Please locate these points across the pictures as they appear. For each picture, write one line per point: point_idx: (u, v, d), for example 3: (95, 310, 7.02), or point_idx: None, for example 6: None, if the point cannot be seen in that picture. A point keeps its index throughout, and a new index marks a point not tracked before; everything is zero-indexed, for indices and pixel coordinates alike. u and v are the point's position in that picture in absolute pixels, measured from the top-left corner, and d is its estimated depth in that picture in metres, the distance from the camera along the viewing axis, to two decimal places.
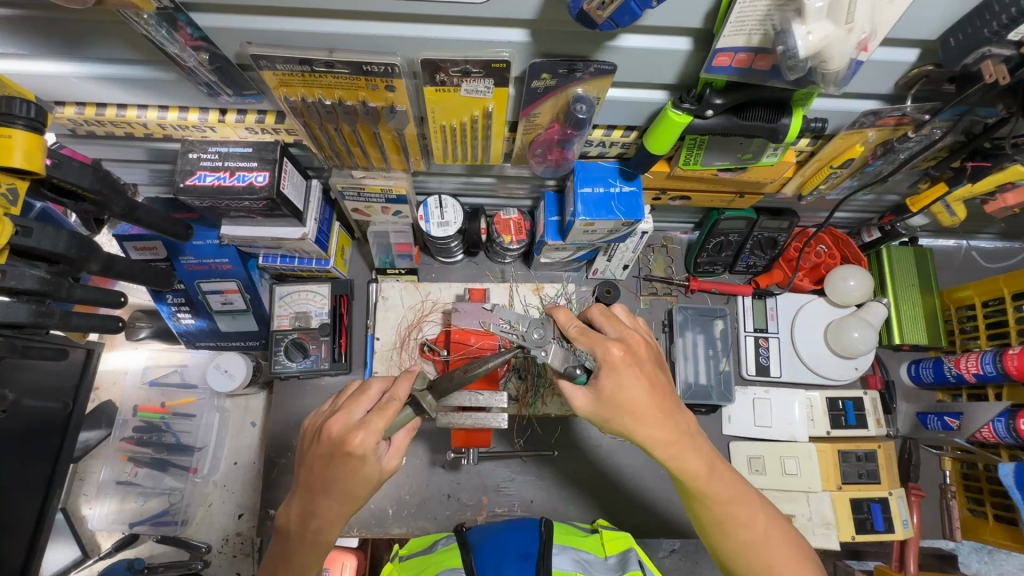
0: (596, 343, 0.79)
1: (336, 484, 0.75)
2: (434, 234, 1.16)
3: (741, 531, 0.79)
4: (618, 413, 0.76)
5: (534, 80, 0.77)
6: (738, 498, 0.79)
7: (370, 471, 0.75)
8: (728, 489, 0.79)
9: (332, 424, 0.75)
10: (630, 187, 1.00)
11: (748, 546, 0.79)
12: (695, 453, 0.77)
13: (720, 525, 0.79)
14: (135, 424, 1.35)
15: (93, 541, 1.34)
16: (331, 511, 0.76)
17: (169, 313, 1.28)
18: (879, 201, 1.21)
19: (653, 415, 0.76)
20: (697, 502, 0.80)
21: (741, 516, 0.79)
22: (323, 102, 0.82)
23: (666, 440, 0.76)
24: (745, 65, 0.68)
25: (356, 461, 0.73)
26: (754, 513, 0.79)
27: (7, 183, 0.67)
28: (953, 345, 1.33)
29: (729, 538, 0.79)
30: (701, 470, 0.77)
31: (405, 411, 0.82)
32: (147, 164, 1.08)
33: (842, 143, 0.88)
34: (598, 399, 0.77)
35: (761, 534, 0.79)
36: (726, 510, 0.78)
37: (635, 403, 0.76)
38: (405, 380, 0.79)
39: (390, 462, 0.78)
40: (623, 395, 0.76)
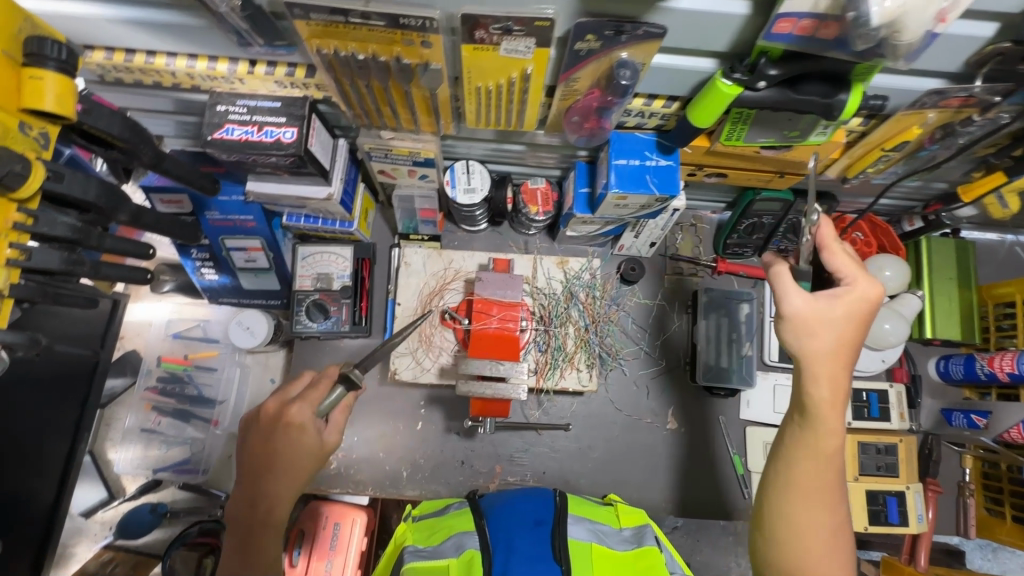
0: (858, 271, 0.73)
1: (292, 464, 0.82)
2: (459, 201, 1.15)
3: (818, 510, 0.72)
4: (817, 331, 0.72)
5: (577, 41, 0.73)
6: (834, 496, 0.73)
7: (307, 442, 0.82)
8: (822, 477, 0.73)
9: (295, 411, 0.83)
10: (666, 161, 0.96)
11: (804, 522, 0.72)
12: (839, 436, 0.72)
13: (806, 491, 0.73)
14: (158, 374, 1.38)
15: (118, 483, 1.38)
16: (279, 488, 0.82)
17: (193, 268, 1.29)
18: (926, 188, 1.16)
19: (828, 370, 0.72)
20: (798, 462, 0.74)
21: (833, 498, 0.73)
22: (356, 56, 0.79)
23: (826, 399, 0.72)
24: (807, 33, 0.64)
25: (295, 431, 0.82)
26: (836, 510, 0.72)
27: (38, 127, 0.66)
28: (987, 342, 1.28)
29: (801, 505, 0.73)
30: (827, 452, 0.72)
31: (336, 389, 0.85)
32: (173, 115, 1.06)
33: (897, 126, 0.84)
34: (823, 309, 0.71)
35: (829, 528, 0.72)
36: (813, 492, 0.73)
37: (831, 337, 0.72)
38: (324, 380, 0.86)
39: (330, 437, 0.86)
40: (814, 330, 0.72)
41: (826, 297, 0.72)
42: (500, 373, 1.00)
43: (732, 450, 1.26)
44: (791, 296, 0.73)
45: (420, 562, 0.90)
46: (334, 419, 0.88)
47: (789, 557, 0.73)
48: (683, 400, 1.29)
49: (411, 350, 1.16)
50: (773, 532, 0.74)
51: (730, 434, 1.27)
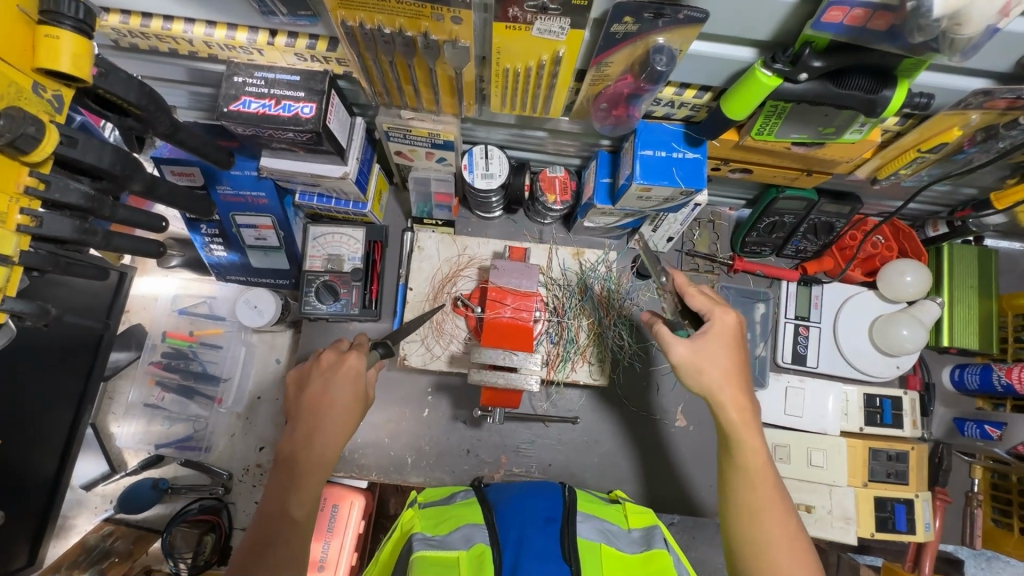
0: (716, 305, 0.88)
1: (342, 405, 0.85)
2: (477, 185, 1.12)
3: (771, 531, 0.79)
4: (708, 365, 0.84)
5: (614, 24, 0.70)
6: (780, 506, 0.80)
7: (357, 391, 0.87)
8: (760, 486, 0.81)
9: (351, 360, 0.88)
10: (693, 153, 0.94)
11: (764, 549, 0.78)
12: (761, 448, 0.83)
13: (753, 516, 0.80)
14: (163, 349, 1.37)
15: (120, 457, 1.37)
16: (327, 432, 0.84)
17: (202, 243, 1.26)
18: (955, 193, 1.13)
19: (729, 395, 0.83)
20: (739, 490, 0.82)
21: (782, 513, 0.80)
22: (382, 30, 0.77)
23: (737, 420, 0.83)
24: (858, 23, 0.61)
25: (346, 378, 0.87)
26: (786, 518, 0.79)
27: (52, 89, 0.64)
28: (1004, 353, 1.27)
29: (757, 531, 0.79)
30: (755, 467, 0.82)
31: (375, 353, 0.94)
32: (187, 85, 1.03)
33: (936, 126, 0.81)
34: (698, 349, 0.84)
35: (787, 542, 0.78)
36: (755, 501, 0.81)
37: (721, 367, 0.84)
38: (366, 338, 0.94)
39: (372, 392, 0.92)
40: (703, 367, 0.84)
41: (698, 339, 0.85)
42: (513, 364, 0.99)
43: None
44: (675, 346, 0.85)
45: (428, 551, 0.89)
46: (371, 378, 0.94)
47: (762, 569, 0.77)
48: (692, 397, 1.28)
49: (421, 336, 1.14)
50: (745, 574, 0.79)
51: None
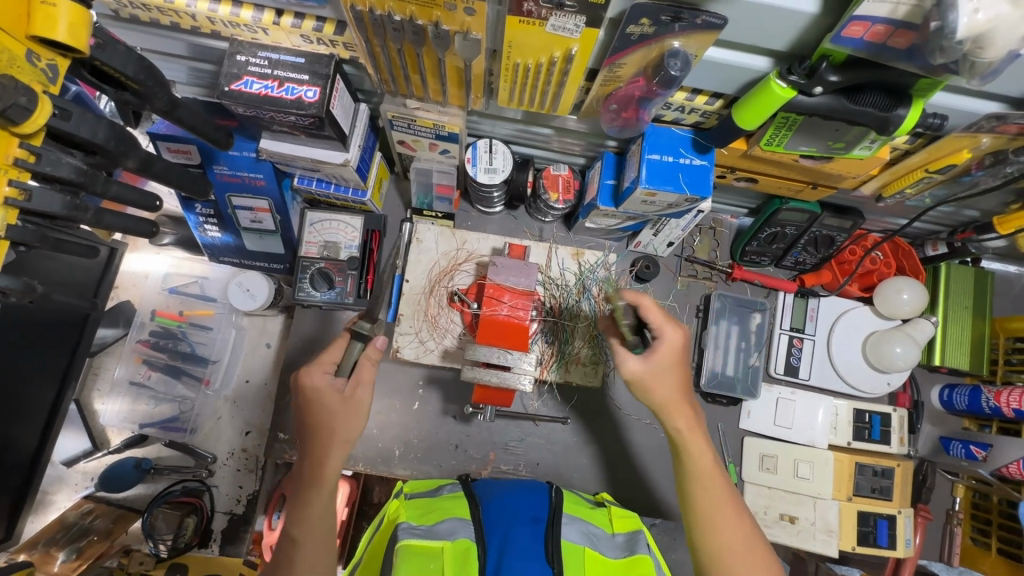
0: (668, 322, 0.87)
1: (331, 423, 0.89)
2: (479, 179, 1.10)
3: (727, 533, 0.85)
4: (659, 381, 0.88)
5: (630, 25, 0.69)
6: (733, 505, 0.87)
7: (333, 400, 0.89)
8: (711, 490, 0.87)
9: (307, 374, 0.90)
10: (700, 160, 0.93)
11: (725, 552, 0.84)
12: (709, 454, 0.89)
13: (711, 519, 0.85)
14: (152, 328, 1.35)
15: (103, 435, 1.35)
16: (319, 448, 0.89)
17: (196, 223, 1.23)
18: (957, 214, 1.13)
19: (678, 406, 0.89)
20: (695, 496, 0.87)
21: (735, 514, 0.86)
22: (393, 17, 0.75)
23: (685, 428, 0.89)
24: (878, 39, 0.60)
25: (315, 395, 0.89)
26: (737, 521, 0.86)
27: (46, 58, 0.61)
28: (994, 375, 1.27)
29: (714, 536, 0.85)
30: (707, 470, 0.88)
31: (354, 345, 0.94)
32: (187, 61, 1.00)
33: (947, 146, 0.81)
34: (653, 368, 0.87)
35: (746, 544, 0.84)
36: (707, 504, 0.86)
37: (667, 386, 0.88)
38: (338, 342, 0.93)
39: (361, 391, 0.91)
40: (653, 384, 0.88)
41: (653, 359, 0.87)
42: (507, 363, 0.98)
43: (727, 458, 1.23)
44: (625, 361, 0.89)
45: (414, 540, 0.87)
46: (361, 375, 0.92)
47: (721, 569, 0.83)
48: None
49: (415, 329, 1.13)
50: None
51: (727, 444, 1.24)
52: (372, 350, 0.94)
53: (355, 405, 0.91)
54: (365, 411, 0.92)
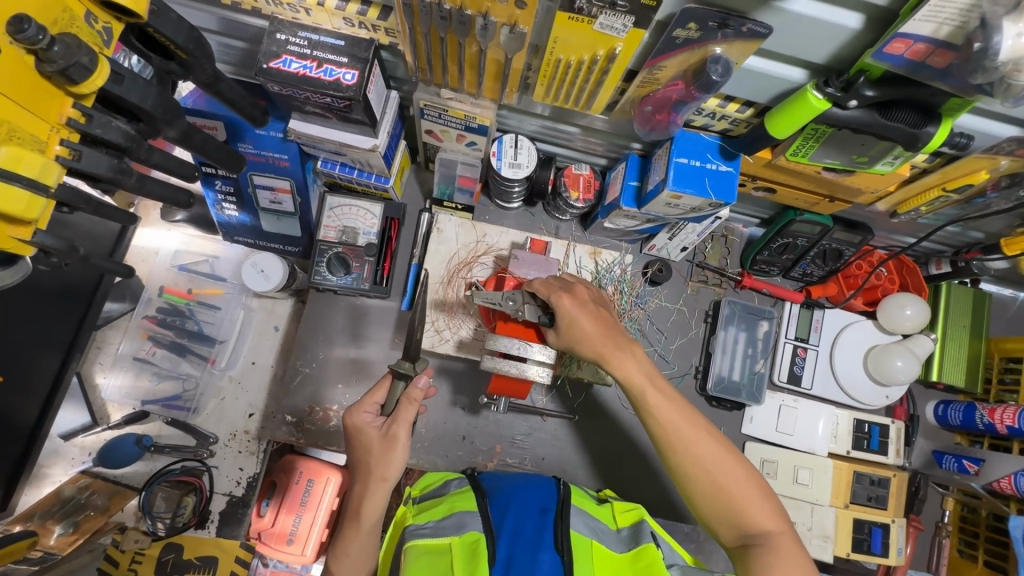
0: (552, 292, 0.91)
1: (368, 462, 0.90)
2: (503, 173, 1.11)
3: (696, 453, 0.85)
4: (577, 340, 0.91)
5: (678, 28, 0.70)
6: (692, 421, 0.87)
7: (370, 439, 0.90)
8: (676, 420, 0.86)
9: (348, 414, 0.93)
10: (727, 167, 0.95)
11: (702, 473, 0.84)
12: (656, 385, 0.89)
13: (683, 448, 0.85)
14: (159, 304, 1.34)
15: (103, 410, 1.32)
16: (358, 485, 0.91)
17: (213, 200, 1.22)
18: (963, 234, 1.18)
19: (614, 348, 0.90)
20: (659, 429, 0.87)
21: (695, 432, 0.86)
22: (443, 5, 0.75)
23: (631, 373, 0.89)
24: (918, 57, 0.62)
25: (355, 433, 0.92)
26: (706, 440, 0.85)
27: (102, 21, 0.61)
28: (987, 393, 1.32)
29: (694, 467, 0.84)
30: (659, 400, 0.88)
31: (396, 384, 0.94)
32: (220, 36, 0.99)
33: (966, 166, 0.84)
34: (568, 330, 0.91)
35: (716, 458, 0.84)
36: (675, 436, 0.86)
37: (587, 332, 0.90)
38: (384, 382, 0.95)
39: (400, 430, 0.89)
40: (582, 339, 0.91)
41: (561, 328, 0.91)
42: (527, 355, 0.97)
43: None
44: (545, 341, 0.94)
45: (423, 540, 0.89)
46: (398, 413, 0.89)
47: (713, 501, 0.83)
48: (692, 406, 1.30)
49: (431, 318, 1.13)
50: (709, 512, 0.84)
51: None
52: (412, 390, 0.91)
53: (392, 443, 0.89)
54: (402, 448, 0.89)
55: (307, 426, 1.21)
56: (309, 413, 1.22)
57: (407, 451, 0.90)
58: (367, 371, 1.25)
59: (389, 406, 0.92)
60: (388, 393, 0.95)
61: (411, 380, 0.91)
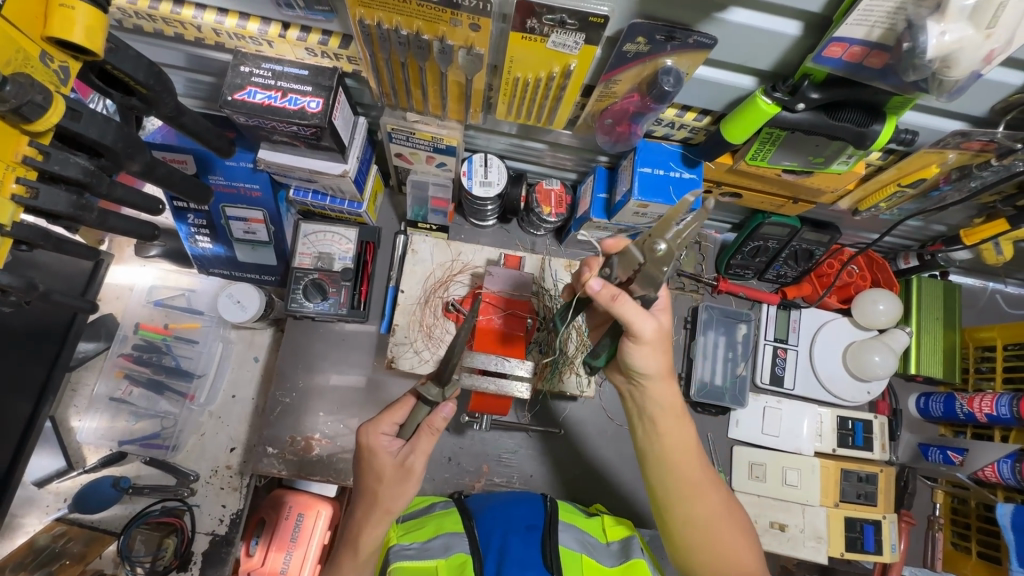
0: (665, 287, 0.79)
1: (376, 490, 0.85)
2: (475, 192, 1.13)
3: (701, 506, 0.81)
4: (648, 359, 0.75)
5: (627, 43, 0.73)
6: (706, 471, 0.82)
7: (384, 465, 0.85)
8: (689, 466, 0.81)
9: (365, 431, 0.89)
10: (690, 174, 0.97)
11: (702, 526, 0.81)
12: (682, 427, 0.81)
13: (693, 494, 0.81)
14: (134, 341, 1.31)
15: (80, 454, 1.29)
16: (357, 509, 0.87)
17: (187, 234, 1.22)
18: (925, 229, 1.21)
19: (658, 378, 0.78)
20: (667, 473, 0.81)
21: (704, 488, 0.81)
22: (400, 31, 0.77)
23: (666, 408, 0.80)
24: (855, 60, 0.65)
25: (368, 454, 0.87)
26: (716, 493, 0.82)
27: (59, 60, 0.63)
28: (966, 383, 1.33)
29: (701, 513, 0.81)
30: (679, 443, 0.81)
31: (420, 407, 0.89)
32: (187, 72, 1.01)
33: (917, 162, 0.86)
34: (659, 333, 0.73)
35: (723, 512, 0.82)
36: (689, 480, 0.81)
37: (653, 360, 0.76)
38: (406, 402, 0.90)
39: (415, 462, 0.85)
40: (659, 349, 0.75)
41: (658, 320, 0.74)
42: (505, 371, 0.95)
43: (717, 467, 1.26)
44: (644, 323, 0.70)
45: (406, 561, 0.87)
46: (418, 443, 0.85)
47: (709, 547, 0.81)
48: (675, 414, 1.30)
49: (410, 339, 1.13)
50: (697, 557, 0.81)
51: (716, 453, 1.27)
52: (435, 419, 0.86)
53: (407, 474, 0.85)
54: (414, 481, 0.86)
55: (289, 456, 1.19)
56: (291, 444, 1.20)
57: (418, 483, 0.87)
58: (349, 398, 1.24)
59: (408, 430, 0.87)
60: (410, 413, 0.90)
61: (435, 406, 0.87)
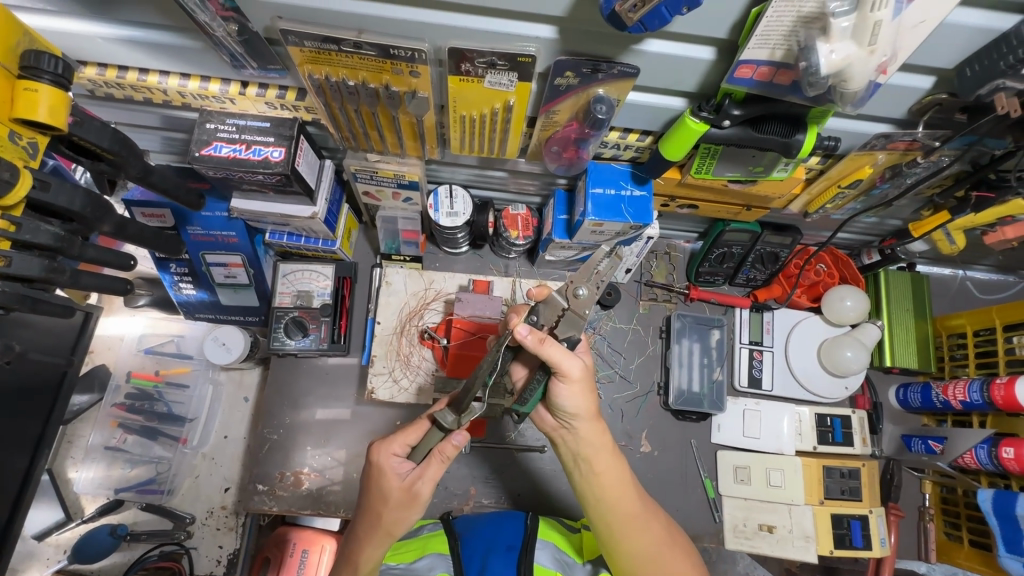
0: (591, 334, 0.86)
1: (381, 513, 0.83)
2: (442, 223, 1.17)
3: (642, 538, 0.86)
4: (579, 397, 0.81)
5: (557, 77, 0.78)
6: (644, 504, 0.88)
7: (390, 488, 0.83)
8: (626, 504, 0.86)
9: (376, 449, 0.86)
10: (640, 191, 1.02)
11: (646, 557, 0.85)
12: (617, 467, 0.87)
13: (633, 529, 0.86)
14: (128, 390, 1.36)
15: (77, 504, 1.32)
16: (359, 526, 0.86)
17: (171, 282, 1.27)
18: (882, 224, 1.25)
19: (591, 421, 0.84)
20: (606, 511, 0.86)
21: (642, 521, 0.87)
22: (347, 82, 0.83)
23: (598, 448, 0.86)
24: (765, 78, 0.70)
25: (377, 474, 0.84)
26: (655, 525, 0.88)
27: (28, 137, 0.68)
28: (943, 371, 1.35)
29: (642, 545, 0.86)
30: (614, 484, 0.86)
31: (432, 432, 0.85)
32: (160, 131, 1.07)
33: (851, 165, 0.91)
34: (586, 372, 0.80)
35: (663, 540, 0.87)
36: (629, 515, 0.86)
37: (585, 403, 0.82)
38: (420, 425, 0.87)
39: (423, 489, 0.83)
40: (587, 388, 0.82)
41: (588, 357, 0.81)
42: None
43: (703, 473, 1.28)
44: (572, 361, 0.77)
45: None
46: (428, 470, 0.83)
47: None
48: (658, 422, 1.31)
49: (389, 369, 1.16)
50: None
51: (700, 460, 1.29)
52: (446, 445, 0.83)
53: (413, 500, 0.83)
54: (419, 507, 0.84)
55: (279, 492, 1.22)
56: (281, 480, 1.22)
57: (421, 509, 0.84)
58: (336, 431, 1.27)
59: (418, 453, 0.84)
60: (422, 437, 0.86)
61: (447, 433, 0.84)
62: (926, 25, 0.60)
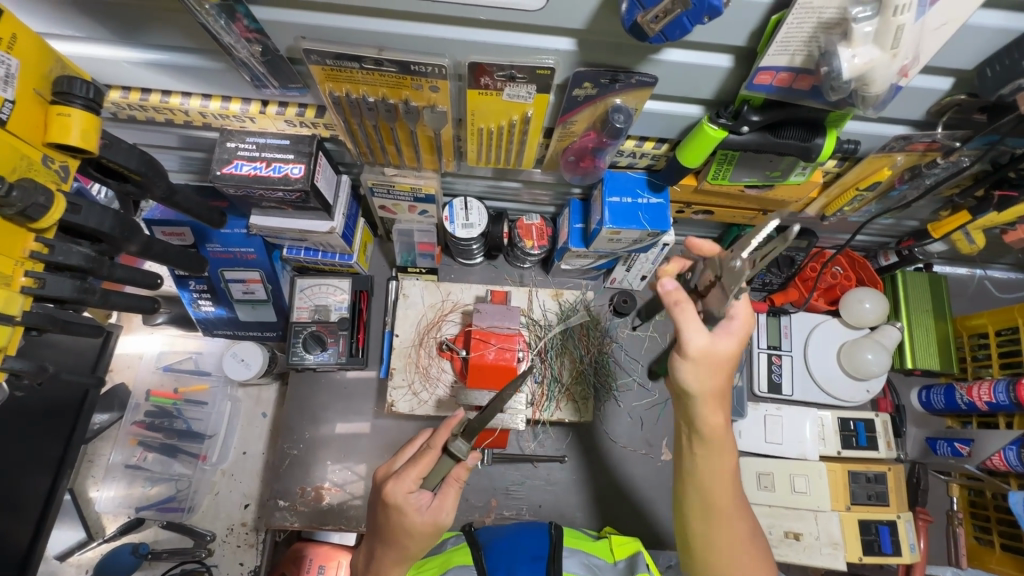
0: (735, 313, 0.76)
1: (401, 540, 0.82)
2: (458, 235, 1.18)
3: (721, 531, 0.81)
4: (701, 365, 0.75)
5: (575, 88, 0.78)
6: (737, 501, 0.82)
7: (413, 523, 0.81)
8: (719, 494, 0.81)
9: (389, 490, 0.82)
10: (657, 199, 1.02)
11: (715, 548, 0.82)
12: (729, 457, 0.81)
13: (716, 519, 0.81)
14: (147, 408, 1.36)
15: (98, 523, 1.32)
16: (385, 554, 0.85)
17: (190, 299, 1.28)
18: (899, 226, 1.25)
19: (716, 402, 0.78)
20: (695, 494, 0.82)
21: (731, 516, 0.81)
22: (367, 98, 0.84)
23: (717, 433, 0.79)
24: (785, 84, 0.70)
25: (396, 512, 0.81)
26: (739, 525, 0.82)
27: (59, 161, 0.70)
28: (965, 372, 1.33)
29: (716, 537, 0.82)
30: (720, 471, 0.80)
31: (444, 459, 0.84)
32: (179, 151, 1.09)
33: (869, 167, 0.91)
34: (711, 344, 0.75)
35: (739, 542, 0.82)
36: (722, 503, 0.81)
37: (706, 381, 0.76)
38: (428, 457, 0.84)
39: (446, 516, 0.82)
40: (715, 367, 0.76)
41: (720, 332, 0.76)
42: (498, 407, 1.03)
43: None
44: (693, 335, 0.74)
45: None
46: (448, 497, 0.83)
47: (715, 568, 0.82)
48: None
49: (408, 382, 1.16)
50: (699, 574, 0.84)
51: None
52: (460, 468, 0.84)
53: (438, 528, 0.83)
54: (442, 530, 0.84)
55: (300, 508, 1.21)
56: (301, 495, 1.22)
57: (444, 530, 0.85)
58: (355, 444, 1.26)
59: (435, 481, 0.83)
60: (433, 466, 0.84)
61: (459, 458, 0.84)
62: (947, 27, 0.61)
